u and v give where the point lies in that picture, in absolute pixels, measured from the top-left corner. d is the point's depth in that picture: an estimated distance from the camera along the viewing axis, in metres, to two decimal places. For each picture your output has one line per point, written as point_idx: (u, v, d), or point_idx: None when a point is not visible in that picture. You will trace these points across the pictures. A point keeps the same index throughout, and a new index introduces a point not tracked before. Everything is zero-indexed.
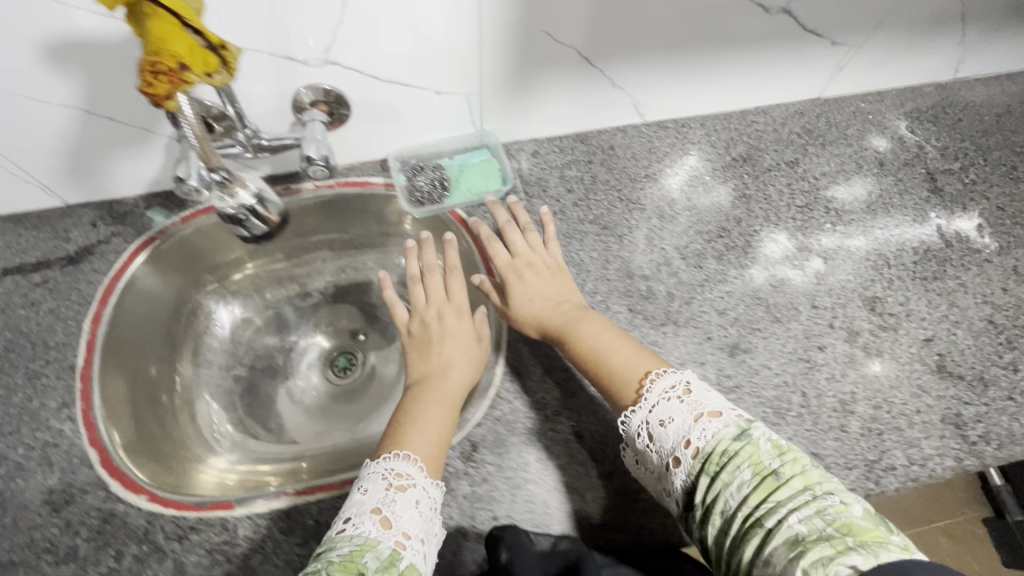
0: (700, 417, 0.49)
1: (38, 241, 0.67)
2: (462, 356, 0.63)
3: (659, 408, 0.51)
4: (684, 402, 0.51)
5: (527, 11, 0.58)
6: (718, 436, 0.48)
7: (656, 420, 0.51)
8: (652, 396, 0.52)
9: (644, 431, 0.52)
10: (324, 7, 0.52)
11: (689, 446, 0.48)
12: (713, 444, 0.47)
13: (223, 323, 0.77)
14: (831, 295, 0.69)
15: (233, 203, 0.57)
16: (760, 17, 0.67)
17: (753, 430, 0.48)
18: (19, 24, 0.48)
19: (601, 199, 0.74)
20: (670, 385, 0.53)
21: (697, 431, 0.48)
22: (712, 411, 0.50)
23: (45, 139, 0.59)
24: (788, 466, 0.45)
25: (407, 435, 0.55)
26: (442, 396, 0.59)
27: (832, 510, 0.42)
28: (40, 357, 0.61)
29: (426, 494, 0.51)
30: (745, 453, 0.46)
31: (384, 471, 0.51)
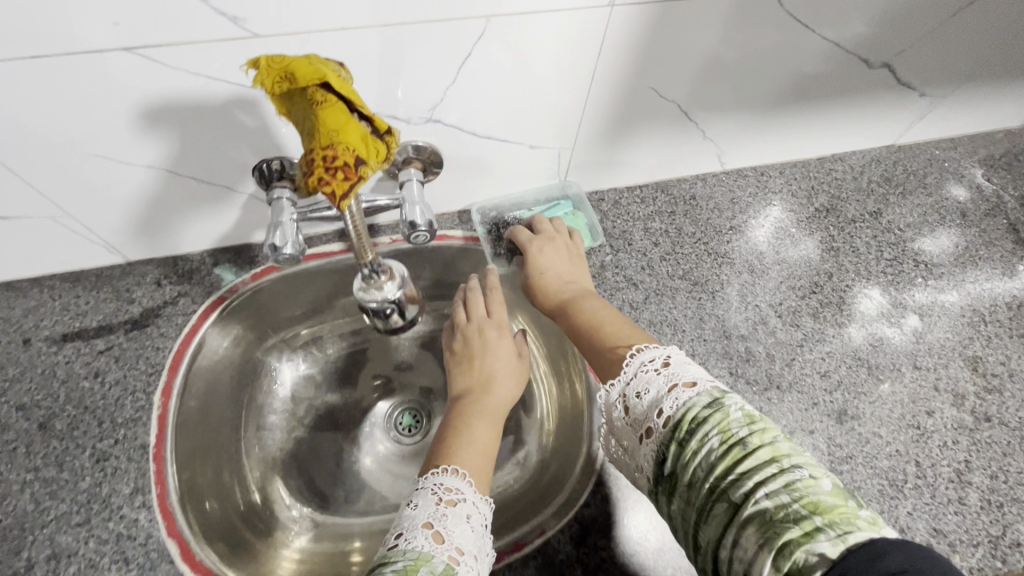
0: (676, 387, 0.43)
1: (100, 303, 0.62)
2: (504, 370, 0.62)
3: (636, 379, 0.46)
4: (661, 374, 0.45)
5: (640, 68, 0.55)
6: (690, 403, 0.41)
7: (633, 392, 0.45)
8: (631, 368, 0.46)
9: (620, 403, 0.46)
10: (440, 68, 0.49)
11: (661, 415, 0.42)
12: (683, 411, 0.41)
13: (285, 381, 0.72)
14: (933, 355, 0.67)
15: (379, 297, 0.55)
16: (862, 71, 0.66)
17: (726, 399, 0.41)
18: (116, 88, 0.43)
19: (689, 253, 0.71)
20: (650, 357, 0.47)
21: (669, 400, 0.42)
22: (688, 381, 0.43)
23: (120, 199, 0.55)
24: (756, 435, 0.39)
25: (457, 451, 0.52)
26: (487, 410, 0.57)
27: (801, 484, 0.36)
28: (108, 435, 0.56)
29: (477, 509, 0.46)
30: (715, 422, 0.40)
31: (433, 486, 0.47)
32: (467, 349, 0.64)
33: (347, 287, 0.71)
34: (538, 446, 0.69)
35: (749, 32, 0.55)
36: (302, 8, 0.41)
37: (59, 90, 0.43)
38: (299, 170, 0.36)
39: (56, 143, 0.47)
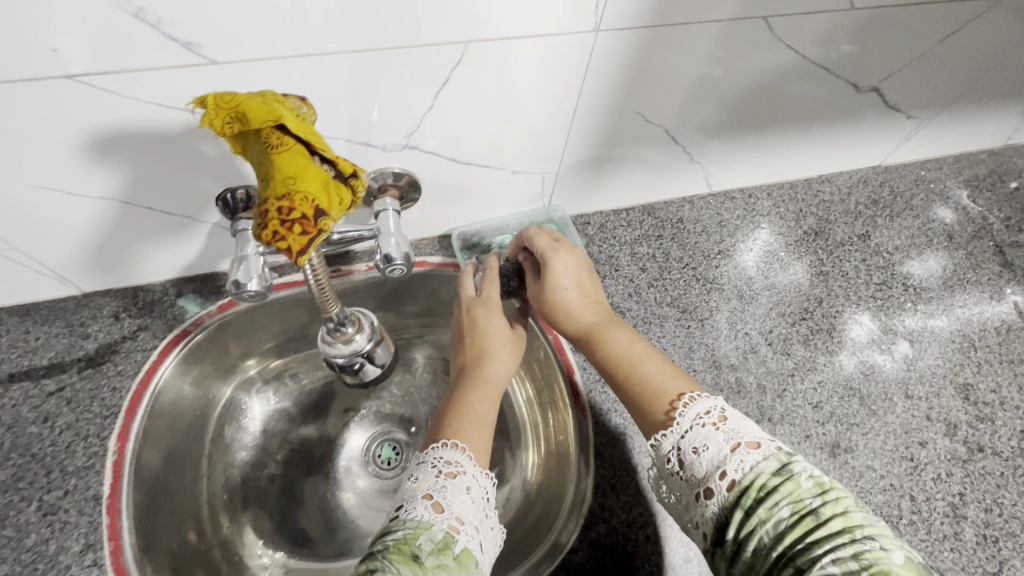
0: (738, 447, 0.41)
1: (50, 339, 0.58)
2: (500, 343, 0.57)
3: (692, 434, 0.43)
4: (720, 430, 0.42)
5: (626, 93, 0.53)
6: (757, 468, 0.39)
7: (689, 447, 0.43)
8: (685, 419, 0.44)
9: (675, 457, 0.43)
10: (416, 94, 0.46)
11: (725, 477, 0.40)
12: (751, 477, 0.39)
13: (255, 415, 0.68)
14: (924, 383, 0.66)
15: (347, 349, 0.54)
16: (851, 94, 0.64)
17: (796, 465, 0.39)
18: (59, 117, 0.40)
19: (677, 278, 0.69)
20: (705, 410, 0.44)
21: (733, 462, 0.40)
22: (751, 440, 0.41)
23: (69, 232, 0.51)
24: (829, 505, 0.37)
25: (455, 425, 0.49)
26: (485, 383, 0.54)
27: (870, 554, 0.34)
28: (57, 486, 0.51)
29: (478, 482, 0.44)
30: (785, 491, 0.38)
31: (433, 461, 0.45)
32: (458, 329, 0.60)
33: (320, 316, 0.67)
34: (522, 482, 0.66)
35: (740, 55, 0.53)
36: (263, 33, 0.38)
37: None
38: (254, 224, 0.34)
39: None
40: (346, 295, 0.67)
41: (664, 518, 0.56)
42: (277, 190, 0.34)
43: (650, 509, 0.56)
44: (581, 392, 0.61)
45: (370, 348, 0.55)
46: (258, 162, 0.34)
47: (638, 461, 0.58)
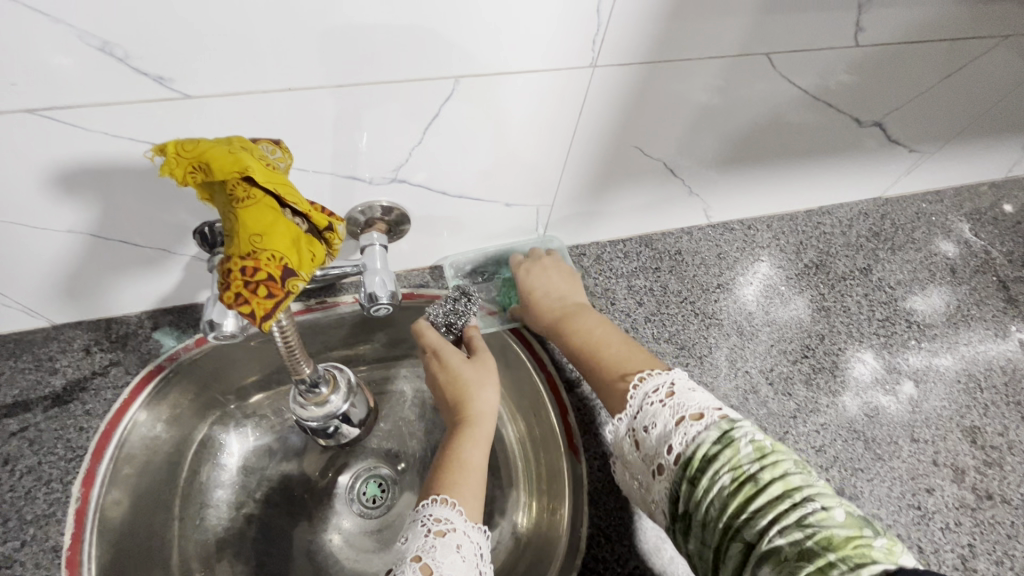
0: (683, 420, 0.42)
1: (15, 375, 0.55)
2: (478, 381, 0.54)
3: (641, 412, 0.44)
4: (667, 405, 0.43)
5: (623, 126, 0.51)
6: (700, 439, 0.40)
7: (642, 425, 0.44)
8: (634, 401, 0.45)
9: (630, 438, 0.45)
10: (404, 129, 0.44)
11: (671, 452, 0.41)
12: (694, 448, 0.40)
13: (233, 452, 0.64)
14: (930, 426, 0.63)
15: (320, 412, 0.54)
16: (852, 128, 0.63)
17: (736, 431, 0.40)
18: (20, 151, 0.37)
19: (675, 313, 0.67)
20: (654, 388, 0.45)
21: (678, 435, 0.41)
22: (696, 413, 0.42)
23: (36, 265, 0.48)
24: (767, 470, 0.38)
25: (446, 477, 0.47)
26: (471, 429, 0.51)
27: (812, 518, 0.36)
28: (13, 536, 0.48)
29: (469, 538, 0.42)
30: (725, 458, 0.39)
31: (422, 518, 0.43)
32: (431, 385, 0.57)
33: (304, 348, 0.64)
34: (512, 526, 0.62)
35: (742, 88, 0.52)
36: (239, 69, 0.36)
37: None
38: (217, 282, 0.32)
39: None
40: (331, 327, 0.64)
41: (661, 572, 0.53)
42: (242, 248, 0.31)
43: (646, 562, 0.53)
44: (574, 433, 0.59)
45: (343, 410, 0.56)
46: (223, 213, 0.32)
47: (635, 509, 0.55)
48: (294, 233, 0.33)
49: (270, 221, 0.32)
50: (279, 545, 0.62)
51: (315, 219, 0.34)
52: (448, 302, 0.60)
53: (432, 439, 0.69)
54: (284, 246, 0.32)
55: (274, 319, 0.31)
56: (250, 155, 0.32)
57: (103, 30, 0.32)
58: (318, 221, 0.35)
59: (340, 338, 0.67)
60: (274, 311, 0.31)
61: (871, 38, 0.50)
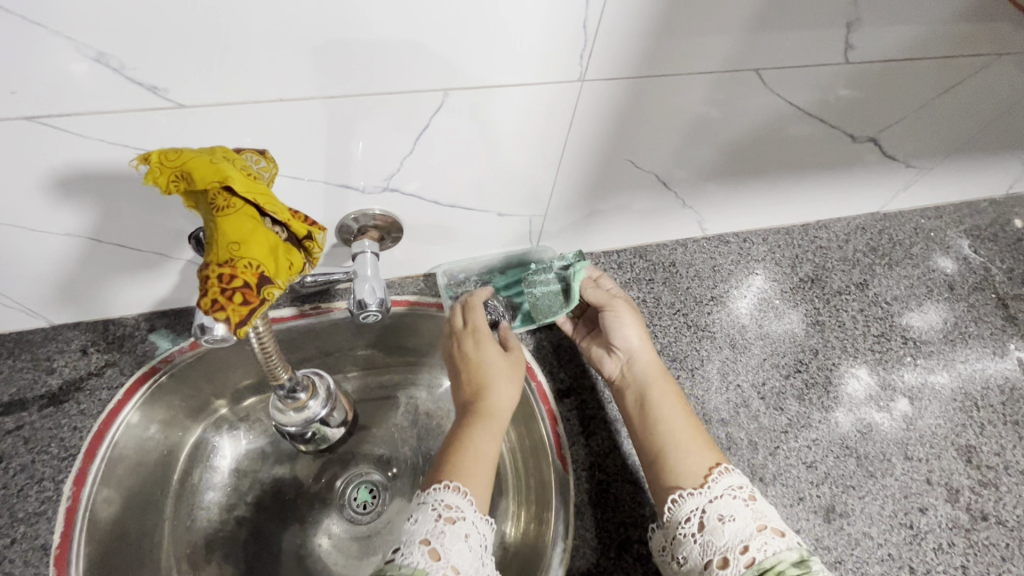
0: (764, 529, 0.43)
1: (13, 374, 0.56)
2: (502, 373, 0.56)
3: (720, 501, 0.46)
4: (749, 508, 0.45)
5: (615, 138, 0.52)
6: (779, 554, 0.42)
7: (714, 514, 0.45)
8: (717, 486, 0.47)
9: (695, 518, 0.46)
10: (395, 140, 0.45)
11: (745, 552, 0.42)
12: (772, 561, 0.41)
13: (225, 454, 0.65)
14: (924, 444, 0.63)
15: (298, 416, 0.54)
16: (847, 144, 0.63)
17: (817, 563, 0.42)
18: (20, 156, 0.38)
19: (668, 325, 0.67)
20: (738, 484, 0.47)
21: (758, 542, 0.42)
22: (777, 528, 0.44)
23: (35, 267, 0.49)
24: None
25: (459, 464, 0.48)
26: (490, 420, 0.53)
27: None
28: (4, 534, 0.49)
29: (476, 529, 0.44)
30: None
31: (434, 501, 0.44)
32: (454, 365, 0.58)
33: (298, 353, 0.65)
34: (500, 537, 0.61)
35: (737, 104, 0.52)
36: (231, 80, 0.37)
37: None
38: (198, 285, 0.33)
39: None
40: (325, 332, 0.65)
41: None
42: (219, 257, 0.32)
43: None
44: (563, 445, 0.58)
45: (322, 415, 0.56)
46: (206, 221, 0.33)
47: (621, 521, 0.55)
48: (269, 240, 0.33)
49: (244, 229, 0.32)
50: (267, 548, 0.62)
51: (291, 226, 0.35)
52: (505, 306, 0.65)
53: (423, 445, 0.69)
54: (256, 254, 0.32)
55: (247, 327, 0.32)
56: (231, 167, 0.32)
57: (98, 42, 0.33)
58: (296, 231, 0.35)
59: (334, 343, 0.67)
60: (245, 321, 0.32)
61: (863, 55, 0.50)
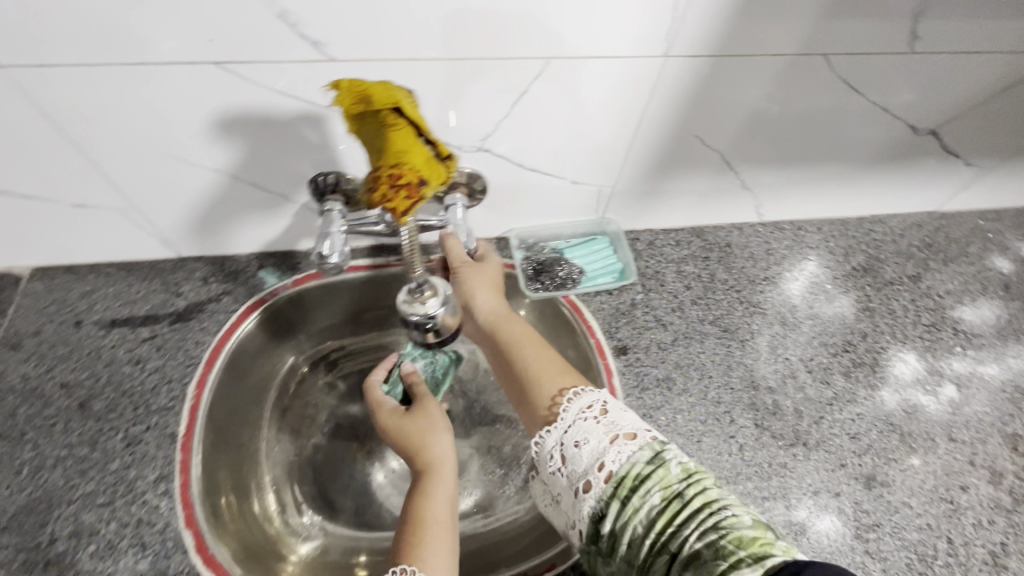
0: (617, 439, 0.44)
1: (149, 294, 0.65)
2: (423, 433, 0.57)
3: (574, 428, 0.46)
4: (600, 423, 0.46)
5: (688, 115, 0.57)
6: (632, 459, 0.43)
7: (571, 441, 0.46)
8: (567, 416, 0.47)
9: (557, 454, 0.46)
10: (497, 102, 0.51)
11: (603, 469, 0.43)
12: (627, 467, 0.43)
13: (310, 386, 0.73)
14: (969, 429, 0.65)
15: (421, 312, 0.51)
16: (908, 136, 0.66)
17: (667, 453, 0.43)
18: (200, 97, 0.47)
19: (721, 299, 0.71)
20: (587, 405, 0.47)
21: (612, 453, 0.43)
22: (628, 432, 0.45)
23: (182, 199, 0.58)
24: (692, 487, 0.42)
25: (409, 546, 0.47)
26: (425, 484, 0.52)
27: (727, 523, 0.39)
28: (141, 421, 0.58)
29: None
30: (657, 477, 0.42)
31: None
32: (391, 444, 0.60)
33: (380, 300, 0.73)
34: None
35: (798, 95, 0.57)
36: (376, 39, 0.44)
37: (151, 94, 0.47)
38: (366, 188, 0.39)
39: (137, 141, 0.51)
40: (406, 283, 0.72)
41: None
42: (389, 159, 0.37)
43: None
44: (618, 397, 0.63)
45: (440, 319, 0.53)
46: (373, 138, 0.39)
47: None
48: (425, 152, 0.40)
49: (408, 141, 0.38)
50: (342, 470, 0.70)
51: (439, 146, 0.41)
52: (557, 279, 0.70)
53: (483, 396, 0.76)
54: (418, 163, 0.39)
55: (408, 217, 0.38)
56: (402, 96, 0.39)
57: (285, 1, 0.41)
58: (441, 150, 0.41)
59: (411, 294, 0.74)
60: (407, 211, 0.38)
61: (929, 45, 0.54)
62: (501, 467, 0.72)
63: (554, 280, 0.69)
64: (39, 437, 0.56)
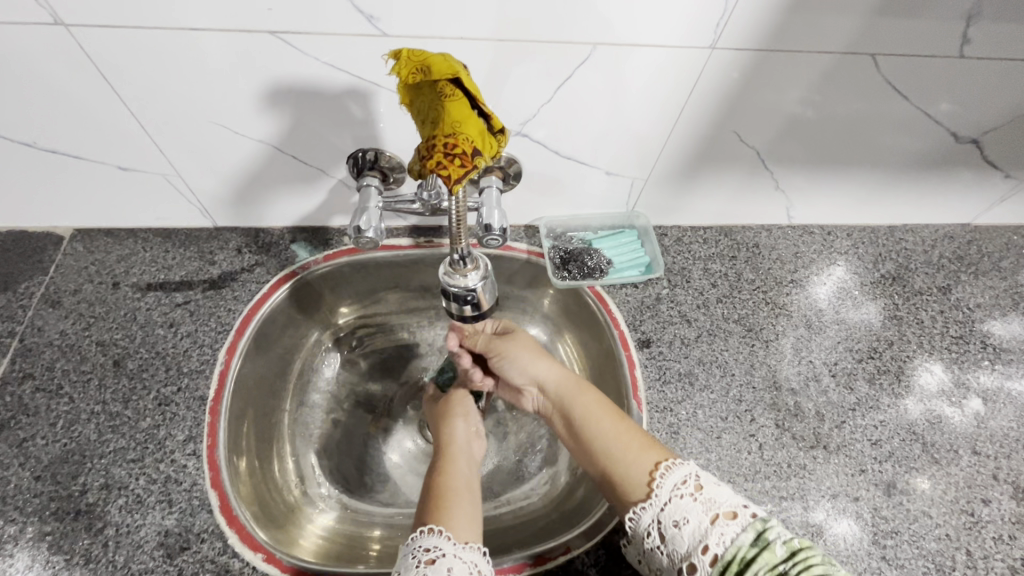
0: (718, 519, 0.44)
1: (184, 260, 0.66)
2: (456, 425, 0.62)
3: (672, 506, 0.46)
4: (697, 501, 0.46)
5: (728, 111, 0.57)
6: (737, 541, 0.43)
7: (670, 520, 0.46)
8: (663, 492, 0.47)
9: (655, 530, 0.46)
10: (540, 86, 0.52)
11: (707, 551, 0.43)
12: (733, 551, 0.42)
13: (333, 362, 0.74)
14: (994, 443, 0.64)
15: (462, 285, 0.51)
16: (949, 143, 0.65)
17: (770, 532, 0.43)
18: (252, 65, 0.48)
19: (746, 299, 0.71)
20: (680, 479, 0.48)
21: (715, 535, 0.43)
22: (728, 511, 0.45)
23: (223, 167, 0.59)
24: (798, 567, 0.41)
25: (433, 511, 0.51)
26: (448, 465, 0.57)
27: None
28: (172, 382, 0.59)
29: (460, 561, 0.45)
30: (763, 561, 0.42)
31: (413, 550, 0.46)
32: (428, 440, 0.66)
33: (408, 281, 0.73)
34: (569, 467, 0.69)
35: (838, 96, 0.57)
36: (428, 16, 0.45)
37: (203, 60, 0.48)
38: (419, 153, 0.39)
39: (186, 107, 0.52)
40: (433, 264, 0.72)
41: None
42: (445, 129, 0.39)
43: None
44: (640, 388, 0.63)
45: (478, 295, 0.52)
46: (429, 108, 0.40)
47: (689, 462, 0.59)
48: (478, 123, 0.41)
49: (464, 111, 0.39)
50: (360, 445, 0.71)
51: (491, 119, 0.42)
52: (587, 269, 0.70)
53: None
54: (472, 132, 0.39)
55: (460, 185, 0.39)
56: (460, 67, 0.40)
57: None
58: (493, 123, 0.42)
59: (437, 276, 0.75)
60: (461, 179, 0.39)
61: (978, 51, 0.53)
62: (516, 452, 0.72)
63: (583, 269, 0.70)
64: (74, 392, 0.58)
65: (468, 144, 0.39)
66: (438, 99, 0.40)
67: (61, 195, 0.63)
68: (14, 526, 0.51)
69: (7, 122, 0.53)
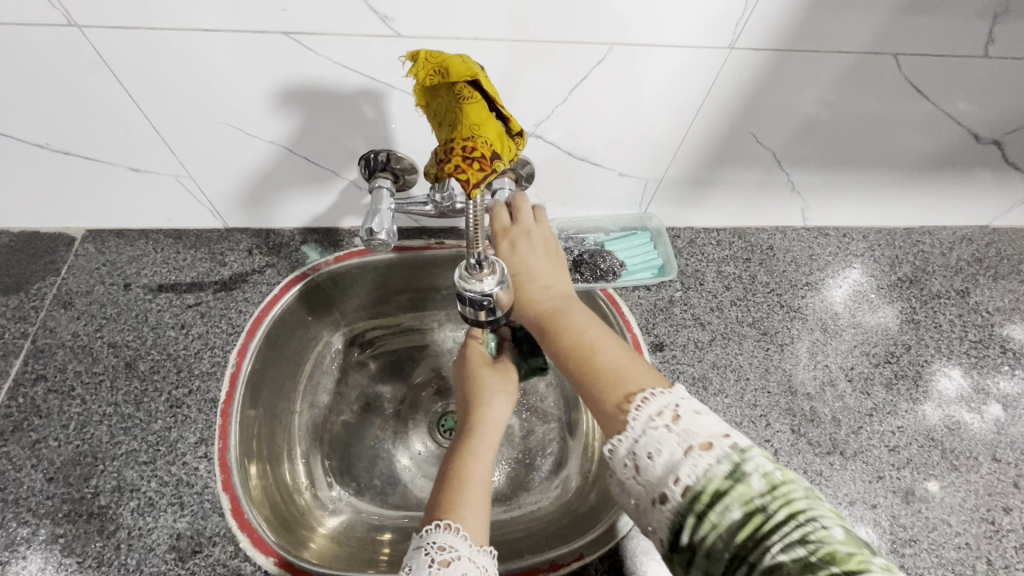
0: (692, 450, 0.38)
1: (195, 262, 0.66)
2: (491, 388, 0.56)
3: (646, 437, 0.40)
4: (674, 432, 0.39)
5: (745, 111, 0.56)
6: (709, 472, 0.37)
7: (643, 451, 0.40)
8: (637, 423, 0.40)
9: (629, 462, 0.40)
10: (555, 87, 0.51)
11: (678, 484, 0.37)
12: (704, 482, 0.37)
13: (342, 363, 0.74)
14: (1014, 450, 0.63)
15: (480, 289, 0.51)
16: (969, 144, 0.64)
17: (748, 464, 0.37)
18: (267, 65, 0.48)
19: (761, 301, 0.70)
20: (658, 410, 0.41)
21: (686, 467, 0.37)
22: (703, 440, 0.38)
23: (236, 168, 0.59)
24: (776, 500, 0.36)
25: (450, 500, 0.46)
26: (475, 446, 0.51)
27: (815, 536, 0.34)
28: (184, 384, 0.59)
29: (473, 564, 0.43)
30: (737, 494, 0.36)
31: (427, 545, 0.43)
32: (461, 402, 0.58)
33: (418, 282, 0.73)
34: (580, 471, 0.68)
35: (858, 96, 0.56)
36: (443, 17, 0.44)
37: (217, 60, 0.47)
38: (437, 156, 0.39)
39: (199, 107, 0.52)
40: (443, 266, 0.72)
41: None
42: (463, 132, 0.38)
43: None
44: None
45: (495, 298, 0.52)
46: (445, 111, 0.40)
47: None
48: (497, 127, 0.40)
49: (483, 115, 0.39)
50: (370, 448, 0.70)
51: (509, 121, 0.41)
52: (600, 271, 0.69)
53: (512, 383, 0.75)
54: (491, 135, 0.39)
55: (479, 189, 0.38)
56: (479, 70, 0.40)
57: None
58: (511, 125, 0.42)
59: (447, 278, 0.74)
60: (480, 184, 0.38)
61: (1003, 50, 0.52)
62: (527, 455, 0.71)
63: (595, 271, 0.69)
64: (86, 394, 0.58)
65: (487, 148, 0.38)
66: (455, 100, 0.39)
67: (74, 195, 0.62)
68: (27, 527, 0.51)
69: (21, 123, 0.53)
